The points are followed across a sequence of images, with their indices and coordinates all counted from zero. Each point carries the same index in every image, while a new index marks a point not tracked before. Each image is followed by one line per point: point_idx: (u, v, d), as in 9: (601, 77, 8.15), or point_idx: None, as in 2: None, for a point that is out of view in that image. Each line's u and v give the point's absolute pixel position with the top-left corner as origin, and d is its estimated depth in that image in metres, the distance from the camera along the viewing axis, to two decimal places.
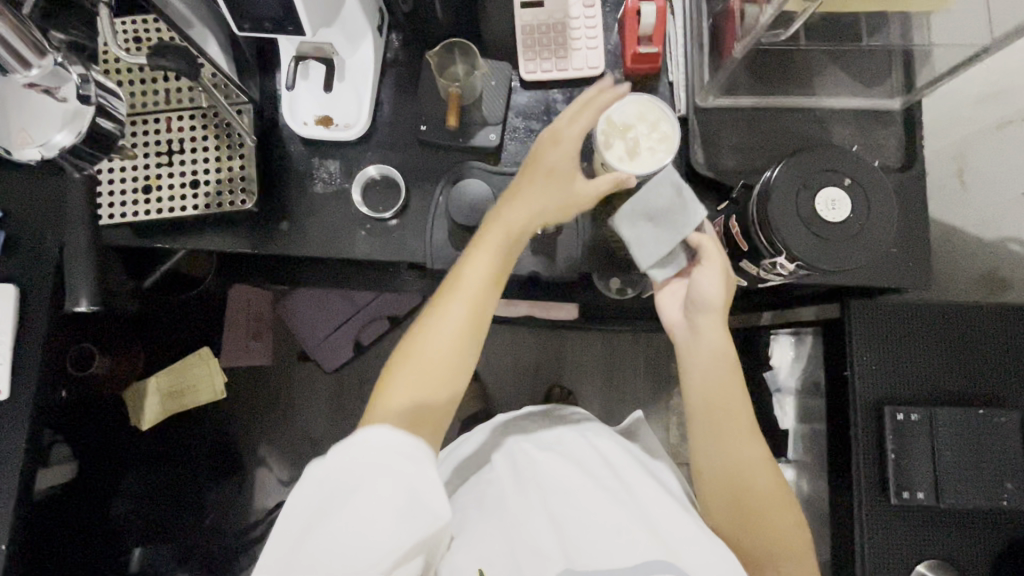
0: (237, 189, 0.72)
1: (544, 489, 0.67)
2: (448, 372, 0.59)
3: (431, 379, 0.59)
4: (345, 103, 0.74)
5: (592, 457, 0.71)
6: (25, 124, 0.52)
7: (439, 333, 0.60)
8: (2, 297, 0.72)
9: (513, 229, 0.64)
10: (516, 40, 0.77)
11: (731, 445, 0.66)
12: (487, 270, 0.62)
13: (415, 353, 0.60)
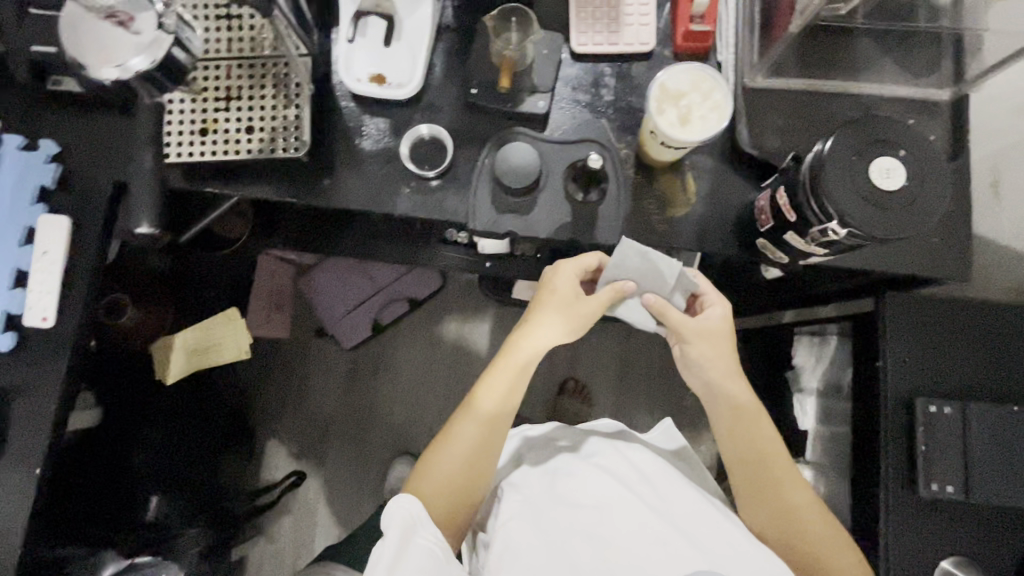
0: (290, 138, 0.74)
1: (584, 495, 0.69)
2: (472, 475, 0.71)
3: (457, 486, 0.70)
4: (400, 62, 0.76)
5: (630, 469, 0.73)
6: (112, 42, 0.55)
7: (470, 429, 0.72)
8: (55, 227, 0.74)
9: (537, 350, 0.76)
10: (570, 13, 0.78)
11: (772, 490, 0.72)
12: (513, 368, 0.74)
13: (451, 441, 0.72)
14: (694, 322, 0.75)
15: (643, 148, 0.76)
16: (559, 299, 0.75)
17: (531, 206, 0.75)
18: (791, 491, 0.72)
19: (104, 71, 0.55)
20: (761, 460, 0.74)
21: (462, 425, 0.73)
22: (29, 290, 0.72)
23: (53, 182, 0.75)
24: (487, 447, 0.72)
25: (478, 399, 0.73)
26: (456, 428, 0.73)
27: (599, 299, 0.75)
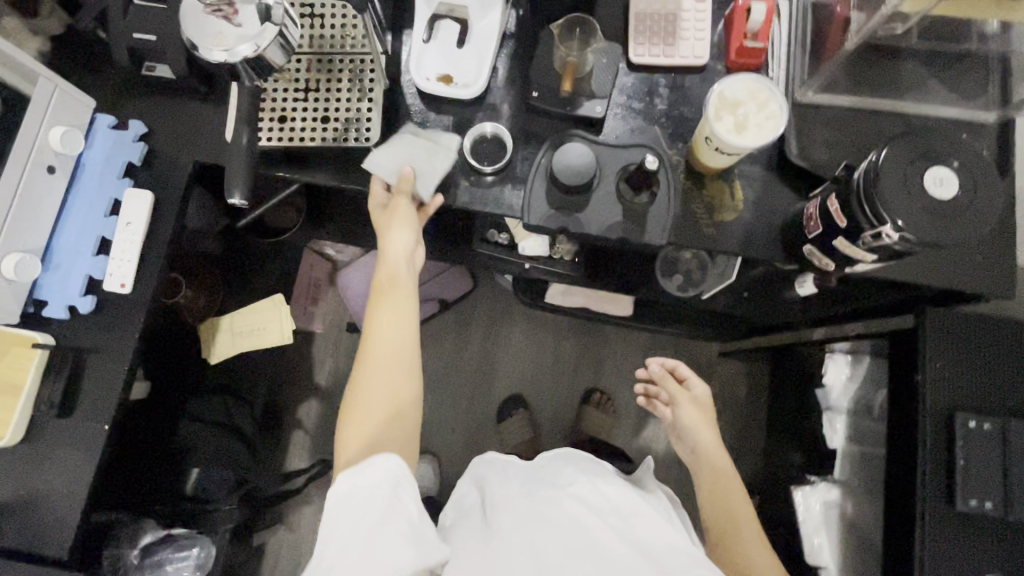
0: (361, 128, 0.78)
1: (554, 516, 0.74)
2: (392, 402, 0.70)
3: (378, 414, 0.69)
4: (467, 64, 0.80)
5: (602, 499, 0.78)
6: (224, 29, 0.60)
7: (381, 355, 0.72)
8: (138, 201, 0.79)
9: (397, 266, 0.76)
10: (629, 26, 0.83)
11: (732, 535, 0.84)
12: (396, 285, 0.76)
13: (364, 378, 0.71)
14: (684, 393, 0.99)
15: (694, 155, 0.79)
16: (383, 217, 0.78)
17: (584, 204, 0.79)
18: (756, 553, 0.81)
19: (210, 54, 0.60)
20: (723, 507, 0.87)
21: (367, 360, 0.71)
22: (111, 257, 0.77)
23: (139, 160, 0.81)
24: (394, 366, 0.71)
25: (373, 326, 0.73)
26: (366, 364, 0.72)
27: (405, 205, 0.76)
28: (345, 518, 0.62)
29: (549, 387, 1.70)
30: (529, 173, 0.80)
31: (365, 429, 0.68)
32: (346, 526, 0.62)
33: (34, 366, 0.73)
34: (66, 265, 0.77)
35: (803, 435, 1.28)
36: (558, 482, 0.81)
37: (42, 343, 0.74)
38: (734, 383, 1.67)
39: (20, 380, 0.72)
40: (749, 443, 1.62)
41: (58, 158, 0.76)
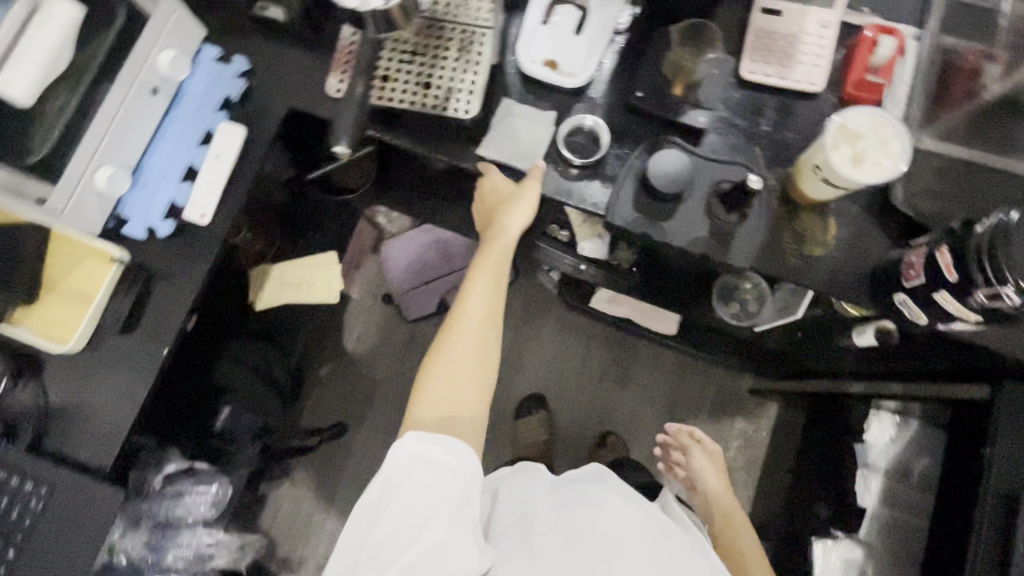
0: (461, 100, 0.77)
1: (591, 531, 0.68)
2: (475, 381, 0.72)
3: (455, 391, 0.71)
4: (576, 52, 0.79)
5: (643, 519, 0.72)
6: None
7: (471, 331, 0.74)
8: (230, 136, 0.79)
9: (499, 260, 0.79)
10: (746, 40, 0.80)
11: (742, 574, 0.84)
12: (493, 275, 0.78)
13: (448, 352, 0.73)
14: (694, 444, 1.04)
15: (794, 185, 0.76)
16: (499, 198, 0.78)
17: (671, 214, 0.77)
18: None
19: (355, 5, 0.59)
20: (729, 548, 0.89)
21: (451, 342, 0.73)
22: (196, 187, 0.78)
23: (237, 96, 0.82)
24: (478, 357, 0.73)
25: (469, 295, 0.77)
26: (447, 346, 0.73)
27: (530, 198, 0.77)
28: (400, 497, 0.64)
29: (571, 392, 1.68)
30: (620, 172, 0.78)
31: (440, 407, 0.70)
32: (403, 507, 0.64)
33: (108, 279, 0.73)
34: (151, 187, 0.78)
35: (830, 488, 1.24)
36: (591, 497, 0.74)
37: (119, 259, 0.74)
38: (759, 422, 1.63)
39: (94, 291, 0.74)
40: (764, 485, 1.59)
41: (163, 81, 0.77)
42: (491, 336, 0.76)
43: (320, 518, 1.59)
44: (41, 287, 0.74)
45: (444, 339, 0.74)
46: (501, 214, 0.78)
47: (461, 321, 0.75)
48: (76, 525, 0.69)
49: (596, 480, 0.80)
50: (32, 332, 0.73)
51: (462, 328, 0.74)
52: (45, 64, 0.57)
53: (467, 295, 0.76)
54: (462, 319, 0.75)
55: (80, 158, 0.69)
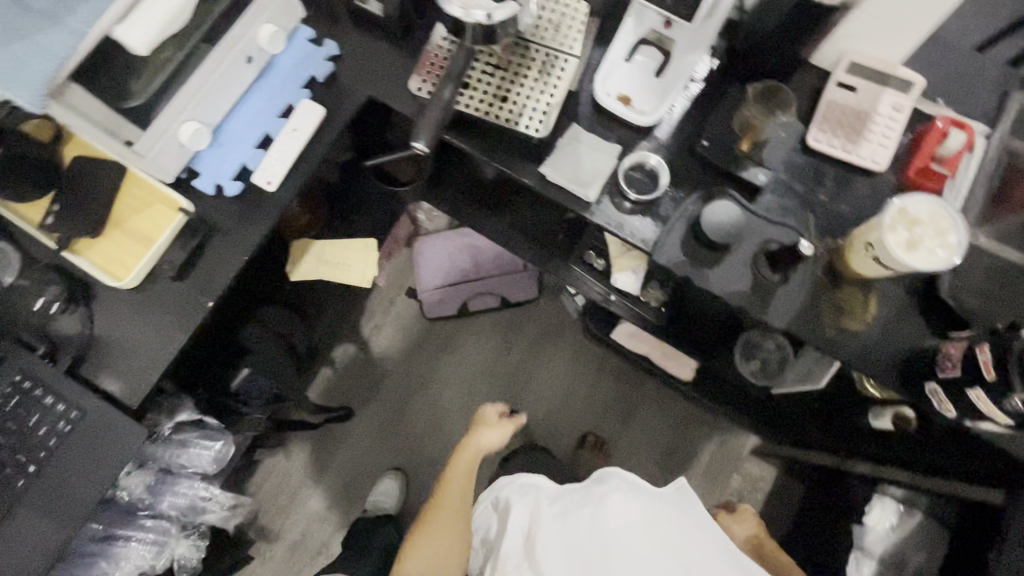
0: (534, 118, 0.80)
1: (598, 534, 0.75)
2: (450, 543, 0.89)
3: (452, 513, 0.92)
4: (650, 92, 0.82)
5: (645, 511, 0.78)
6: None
7: (455, 499, 0.94)
8: (309, 113, 0.83)
9: (468, 475, 0.99)
10: (816, 109, 0.82)
11: None
12: (466, 477, 0.98)
13: (436, 518, 0.92)
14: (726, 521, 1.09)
15: (841, 257, 0.77)
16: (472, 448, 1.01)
17: (716, 263, 0.78)
18: None
19: (459, 11, 0.62)
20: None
21: (445, 492, 0.95)
22: (268, 155, 0.81)
23: (322, 77, 0.86)
24: (466, 489, 0.96)
25: (442, 489, 0.95)
26: (447, 488, 0.96)
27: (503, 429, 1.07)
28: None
29: (575, 419, 1.68)
30: (673, 214, 0.80)
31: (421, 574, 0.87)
32: None
33: (171, 227, 0.77)
34: (227, 147, 0.81)
35: (821, 565, 1.22)
36: (594, 495, 0.81)
37: (185, 210, 0.78)
38: (756, 485, 1.62)
39: (156, 234, 0.78)
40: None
41: (258, 52, 0.81)
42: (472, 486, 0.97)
43: (307, 494, 1.60)
44: (108, 221, 0.78)
45: (418, 534, 0.90)
46: (475, 429, 1.05)
47: (449, 481, 0.97)
48: (94, 454, 0.71)
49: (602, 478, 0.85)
50: (92, 262, 0.77)
51: (452, 481, 0.96)
52: (168, 18, 0.61)
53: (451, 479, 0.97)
54: (450, 476, 0.98)
55: (172, 110, 0.73)
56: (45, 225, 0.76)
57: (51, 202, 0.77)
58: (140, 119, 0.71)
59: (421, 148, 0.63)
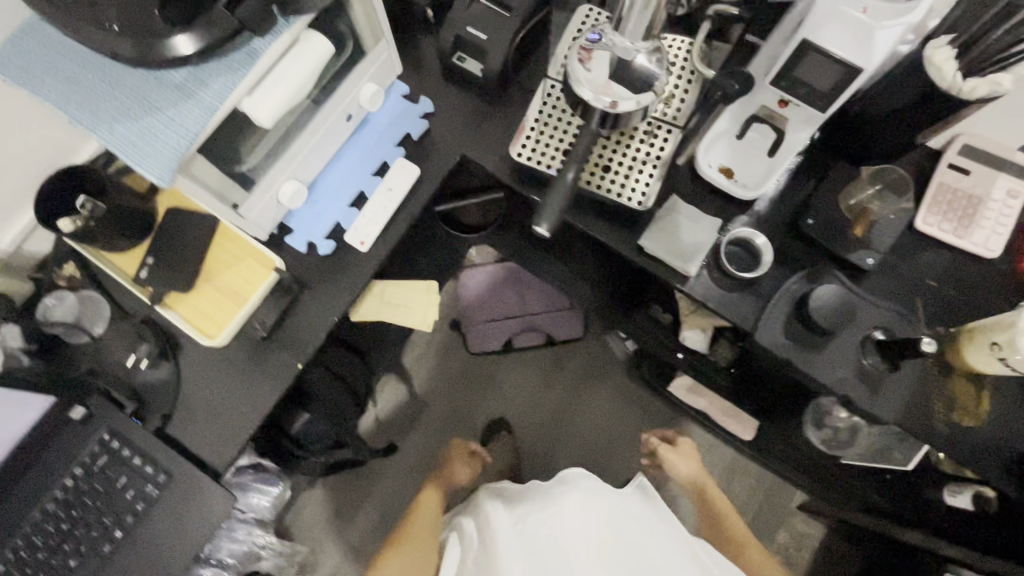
0: (636, 189, 0.78)
1: (559, 519, 0.88)
2: (418, 566, 0.98)
3: (426, 537, 1.03)
4: (756, 164, 0.78)
5: (603, 499, 0.94)
6: (615, 83, 0.62)
7: (422, 531, 1.04)
8: (405, 173, 0.82)
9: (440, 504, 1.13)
10: (926, 191, 0.80)
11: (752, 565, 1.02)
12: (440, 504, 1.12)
13: (410, 545, 1.01)
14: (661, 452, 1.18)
15: (953, 348, 0.75)
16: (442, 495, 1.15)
17: (820, 346, 0.76)
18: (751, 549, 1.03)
19: (599, 105, 0.62)
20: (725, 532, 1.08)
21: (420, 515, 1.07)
22: (362, 214, 0.80)
23: (417, 135, 0.84)
24: (433, 512, 1.09)
25: (418, 513, 1.08)
26: (422, 510, 1.09)
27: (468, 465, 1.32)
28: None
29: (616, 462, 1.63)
30: (775, 293, 0.78)
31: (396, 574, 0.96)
32: None
33: (264, 286, 0.76)
34: (321, 205, 0.80)
35: None
36: (555, 495, 0.95)
37: (279, 269, 0.77)
38: (804, 542, 1.54)
39: (248, 293, 0.76)
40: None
41: (358, 110, 0.80)
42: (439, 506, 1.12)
43: (344, 530, 1.57)
44: (198, 276, 0.77)
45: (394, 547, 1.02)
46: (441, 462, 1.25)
47: (426, 504, 1.10)
48: (185, 519, 0.70)
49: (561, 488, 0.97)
50: (182, 317, 0.76)
51: (424, 514, 1.08)
52: (293, 91, 0.61)
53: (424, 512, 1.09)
54: (427, 506, 1.10)
55: (277, 171, 0.72)
56: (140, 279, 0.76)
57: (147, 255, 0.77)
58: (248, 183, 0.70)
59: (542, 233, 0.62)
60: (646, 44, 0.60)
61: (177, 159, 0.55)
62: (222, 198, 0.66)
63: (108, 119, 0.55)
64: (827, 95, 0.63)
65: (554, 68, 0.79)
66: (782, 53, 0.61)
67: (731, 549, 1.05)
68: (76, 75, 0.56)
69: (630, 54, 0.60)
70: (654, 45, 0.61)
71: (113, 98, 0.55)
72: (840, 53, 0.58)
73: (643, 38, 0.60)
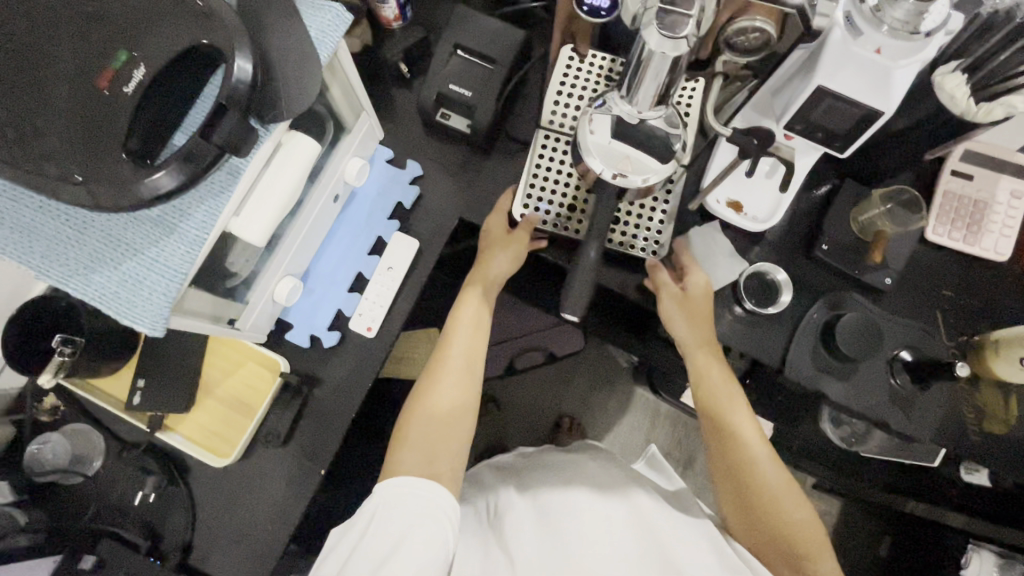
0: (649, 239, 0.75)
1: (558, 499, 0.70)
2: (459, 415, 0.71)
3: (433, 443, 0.67)
4: (764, 198, 0.76)
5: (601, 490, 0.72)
6: (632, 154, 0.59)
7: (466, 353, 0.74)
8: (404, 247, 0.78)
9: (478, 323, 0.76)
10: (933, 200, 0.79)
11: (756, 476, 0.70)
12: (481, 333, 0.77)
13: (446, 368, 0.73)
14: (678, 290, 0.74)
15: (979, 357, 0.75)
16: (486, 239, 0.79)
17: (850, 374, 0.75)
18: (766, 475, 0.70)
19: (611, 176, 0.59)
20: (740, 477, 0.71)
21: (422, 412, 0.70)
22: (364, 298, 0.76)
23: (410, 203, 0.80)
24: (453, 428, 0.70)
25: (459, 312, 0.77)
26: (414, 420, 0.70)
27: (518, 250, 0.76)
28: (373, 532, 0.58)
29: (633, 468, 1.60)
30: (797, 325, 0.77)
31: (423, 454, 0.66)
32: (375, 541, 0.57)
33: (270, 394, 0.73)
34: (319, 293, 0.76)
35: None
36: (546, 478, 0.78)
37: (284, 373, 0.73)
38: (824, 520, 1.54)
39: (254, 402, 0.73)
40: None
41: (344, 187, 0.75)
42: (477, 370, 0.75)
43: None
44: (196, 391, 0.72)
45: (418, 397, 0.72)
46: (487, 253, 0.78)
47: (427, 401, 0.71)
48: None
49: (558, 467, 0.82)
50: (186, 438, 0.72)
51: (431, 403, 0.71)
52: (284, 201, 0.56)
53: (453, 335, 0.75)
54: (427, 400, 0.71)
55: (272, 273, 0.67)
56: (133, 405, 0.69)
57: (136, 376, 0.71)
58: (241, 294, 0.64)
59: (570, 319, 0.61)
60: (659, 110, 0.58)
61: (169, 304, 0.49)
62: (217, 320, 0.61)
63: (82, 268, 0.49)
64: (849, 132, 0.61)
65: (548, 116, 0.72)
66: (798, 96, 0.59)
67: (762, 507, 0.69)
68: (33, 222, 0.49)
69: (634, 117, 0.58)
70: (667, 111, 0.58)
71: (84, 243, 0.49)
72: (862, 95, 0.55)
73: (655, 105, 0.57)
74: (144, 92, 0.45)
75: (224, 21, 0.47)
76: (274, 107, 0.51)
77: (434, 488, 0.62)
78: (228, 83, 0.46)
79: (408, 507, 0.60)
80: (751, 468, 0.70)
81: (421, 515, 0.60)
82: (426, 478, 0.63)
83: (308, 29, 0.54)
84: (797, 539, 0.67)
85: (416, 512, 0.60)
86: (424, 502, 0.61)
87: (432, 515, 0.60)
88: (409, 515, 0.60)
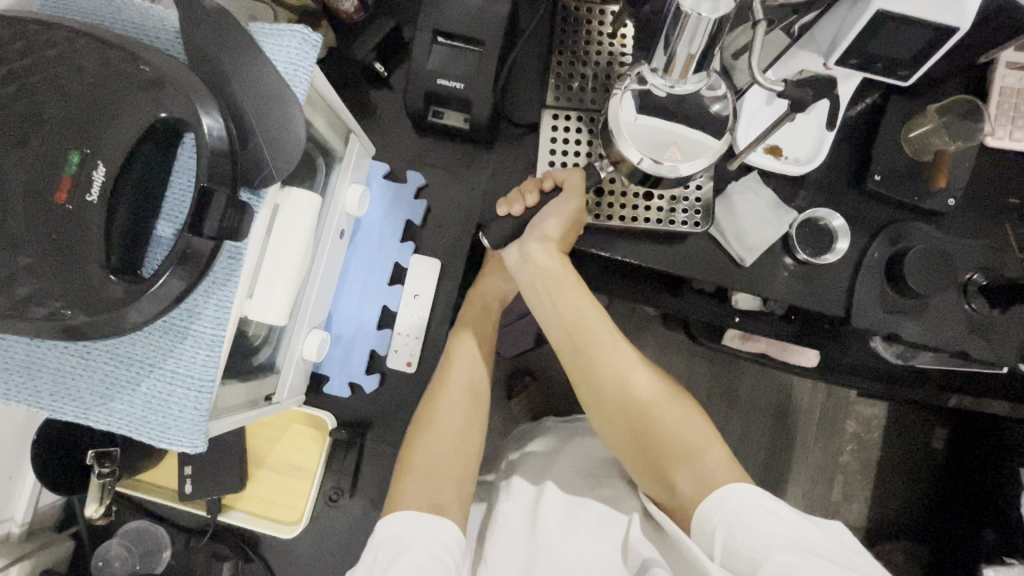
0: (689, 211, 0.69)
1: (538, 501, 0.63)
2: (464, 449, 0.61)
3: (432, 462, 0.59)
4: (804, 136, 0.68)
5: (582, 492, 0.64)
6: (678, 138, 0.50)
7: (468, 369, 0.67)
8: (426, 269, 0.73)
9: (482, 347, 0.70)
10: (988, 101, 0.71)
11: (665, 430, 0.56)
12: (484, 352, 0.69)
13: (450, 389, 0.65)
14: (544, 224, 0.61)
15: None
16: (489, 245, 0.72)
17: (921, 309, 0.69)
18: (680, 430, 0.56)
19: (650, 164, 0.51)
20: (600, 390, 0.58)
21: (426, 433, 0.62)
22: (397, 333, 0.73)
23: (420, 219, 0.76)
24: (456, 448, 0.61)
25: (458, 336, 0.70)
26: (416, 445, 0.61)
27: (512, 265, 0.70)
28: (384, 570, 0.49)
29: None
30: (856, 267, 0.70)
31: (419, 482, 0.57)
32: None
33: (325, 453, 0.72)
34: (348, 337, 0.73)
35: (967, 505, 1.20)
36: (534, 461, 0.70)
37: (332, 429, 0.70)
38: (873, 426, 1.28)
39: (309, 464, 0.71)
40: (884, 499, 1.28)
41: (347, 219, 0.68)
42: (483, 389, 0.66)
43: None
44: (247, 468, 0.70)
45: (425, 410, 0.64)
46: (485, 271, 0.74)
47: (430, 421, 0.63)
48: None
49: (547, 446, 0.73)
50: (249, 513, 0.71)
51: (435, 428, 0.62)
52: (299, 265, 0.50)
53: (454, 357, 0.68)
54: (435, 421, 0.62)
55: (300, 332, 0.63)
56: (187, 494, 0.68)
57: (181, 465, 0.68)
58: (273, 366, 0.60)
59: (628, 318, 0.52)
60: (698, 78, 0.49)
61: (202, 417, 0.44)
62: (254, 403, 0.56)
63: (101, 398, 0.43)
64: (922, 54, 0.52)
65: (553, 93, 0.64)
66: (851, 24, 0.51)
67: (631, 416, 0.58)
68: (31, 359, 0.43)
69: (668, 89, 0.49)
70: (708, 76, 0.49)
71: (92, 369, 0.43)
72: (930, 14, 0.47)
73: (693, 73, 0.48)
74: (112, 194, 0.38)
75: (179, 85, 0.39)
76: (256, 168, 0.43)
77: (446, 526, 0.54)
78: (207, 161, 0.39)
79: (421, 541, 0.52)
80: (607, 376, 0.58)
81: (433, 558, 0.50)
82: (416, 514, 0.54)
83: (274, 63, 0.46)
84: (671, 448, 0.56)
85: (427, 553, 0.51)
86: (436, 542, 0.52)
87: (438, 552, 0.51)
88: (421, 555, 0.50)
